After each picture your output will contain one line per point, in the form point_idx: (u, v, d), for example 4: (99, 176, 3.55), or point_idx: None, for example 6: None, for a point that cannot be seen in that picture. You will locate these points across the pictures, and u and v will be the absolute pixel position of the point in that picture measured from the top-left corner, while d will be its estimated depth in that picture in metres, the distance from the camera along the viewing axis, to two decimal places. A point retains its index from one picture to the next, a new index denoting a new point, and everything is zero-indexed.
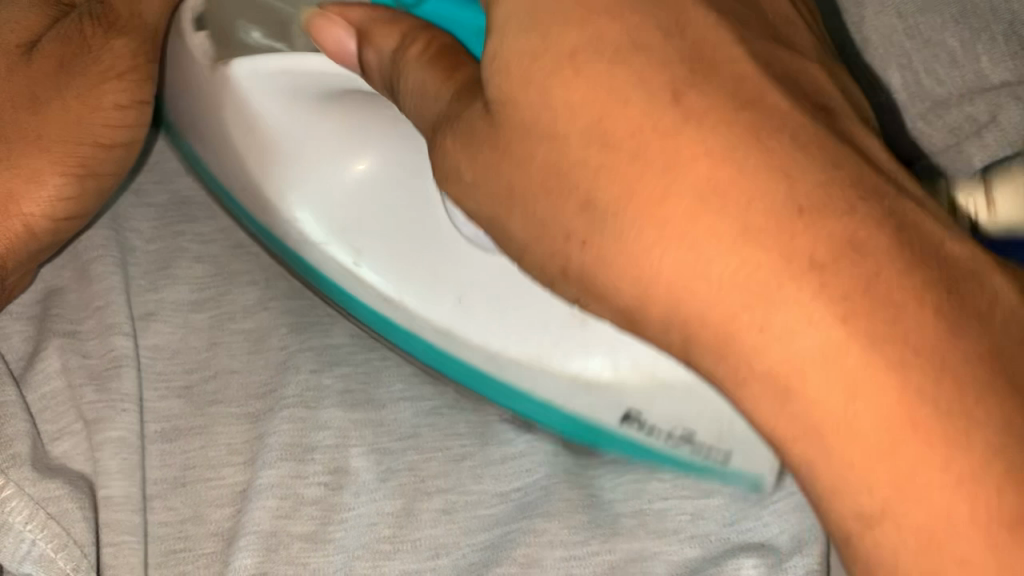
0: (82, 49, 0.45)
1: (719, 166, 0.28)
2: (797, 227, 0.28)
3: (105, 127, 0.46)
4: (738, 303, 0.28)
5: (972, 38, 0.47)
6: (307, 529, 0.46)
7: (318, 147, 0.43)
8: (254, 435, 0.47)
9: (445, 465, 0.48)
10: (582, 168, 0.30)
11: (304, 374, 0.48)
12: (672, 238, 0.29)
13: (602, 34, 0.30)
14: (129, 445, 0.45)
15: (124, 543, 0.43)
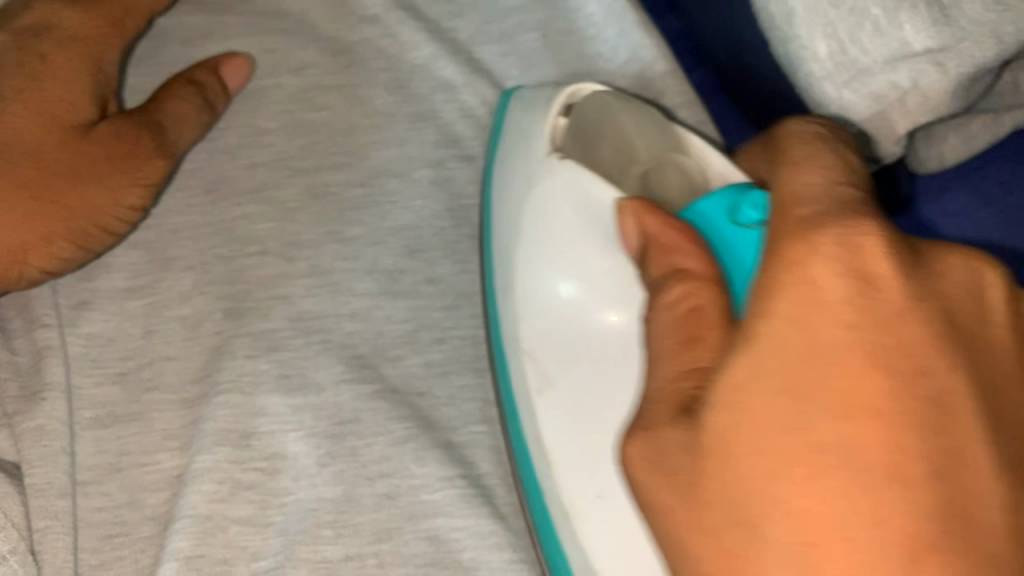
0: (132, 158, 0.48)
1: (874, 498, 0.29)
2: (919, 546, 0.28)
3: (113, 220, 0.48)
4: (844, 570, 0.29)
5: (894, 7, 0.44)
6: (246, 513, 0.46)
7: (580, 273, 0.46)
8: (190, 420, 0.47)
9: (388, 448, 0.48)
10: (718, 433, 0.32)
11: (240, 360, 0.48)
12: (766, 481, 0.30)
13: (814, 324, 0.31)
14: (49, 431, 0.46)
15: (47, 527, 0.44)
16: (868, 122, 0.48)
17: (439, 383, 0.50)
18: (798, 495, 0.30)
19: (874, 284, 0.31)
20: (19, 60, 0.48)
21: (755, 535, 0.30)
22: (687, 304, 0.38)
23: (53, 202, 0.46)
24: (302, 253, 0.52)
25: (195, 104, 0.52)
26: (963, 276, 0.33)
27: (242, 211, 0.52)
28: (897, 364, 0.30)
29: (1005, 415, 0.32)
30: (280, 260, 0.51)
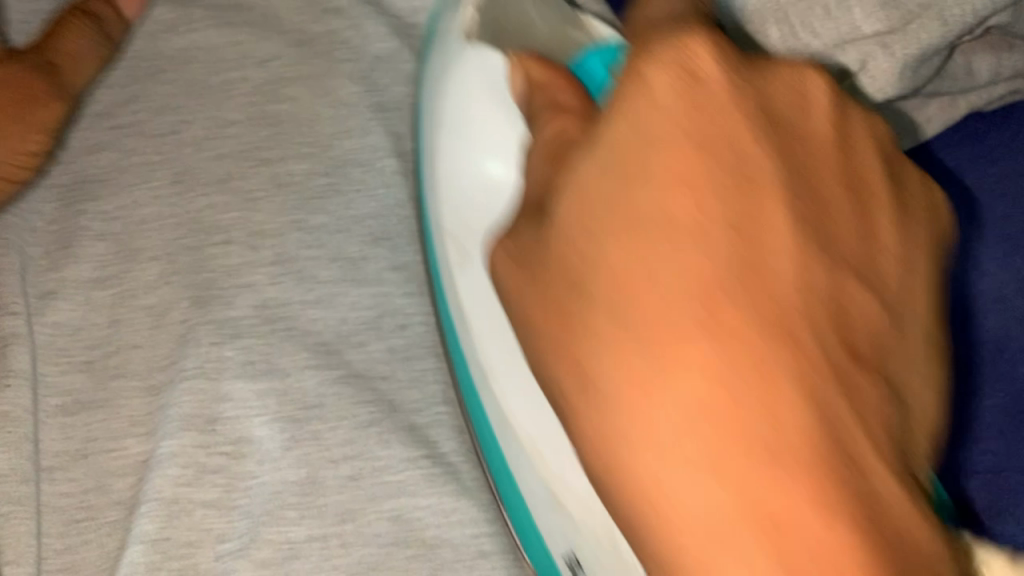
0: (30, 103, 0.50)
1: (698, 292, 0.28)
2: (721, 316, 0.28)
3: (17, 163, 0.50)
4: (680, 376, 0.28)
5: None
6: (211, 496, 0.46)
7: (488, 148, 0.47)
8: (156, 407, 0.48)
9: (352, 432, 0.49)
10: (559, 231, 0.31)
11: (204, 347, 0.49)
12: (605, 282, 0.30)
13: (643, 120, 0.30)
14: (11, 419, 0.46)
15: (10, 512, 0.45)
16: None
17: (402, 367, 0.51)
18: (623, 270, 0.29)
19: (699, 74, 0.30)
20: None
21: (592, 341, 0.30)
22: (558, 135, 0.37)
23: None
24: (266, 242, 0.52)
25: (90, 41, 0.53)
26: (789, 80, 0.31)
27: (207, 201, 0.53)
28: (718, 151, 0.29)
29: (829, 200, 0.30)
30: (245, 249, 0.52)
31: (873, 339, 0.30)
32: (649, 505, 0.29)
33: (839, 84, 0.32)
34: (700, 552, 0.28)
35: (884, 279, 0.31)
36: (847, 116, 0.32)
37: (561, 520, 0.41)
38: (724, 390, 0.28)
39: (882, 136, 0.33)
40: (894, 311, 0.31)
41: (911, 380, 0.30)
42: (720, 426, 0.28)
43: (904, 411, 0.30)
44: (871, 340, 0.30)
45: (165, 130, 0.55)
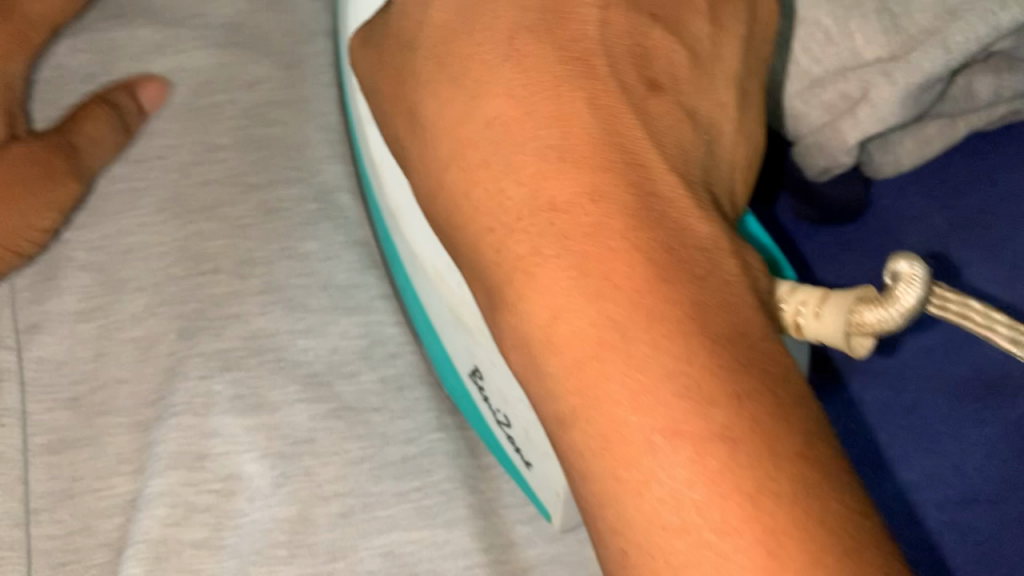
0: (44, 182, 0.49)
1: (523, 67, 0.34)
2: (544, 74, 0.34)
3: (30, 242, 0.49)
4: (520, 134, 0.34)
5: (843, 16, 0.46)
6: (200, 536, 0.45)
7: (372, 7, 0.48)
8: (143, 444, 0.47)
9: (343, 468, 0.48)
10: (421, 32, 0.37)
11: (193, 380, 0.48)
12: (456, 67, 0.35)
13: None
14: (8, 459, 0.45)
15: (6, 558, 0.43)
16: (820, 133, 0.48)
17: (394, 399, 0.51)
18: (455, 43, 0.36)
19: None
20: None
21: (446, 119, 0.35)
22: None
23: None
24: (255, 271, 0.51)
25: (113, 127, 0.52)
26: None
27: (196, 228, 0.52)
28: None
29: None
30: (233, 277, 0.51)
31: (675, 82, 0.36)
32: (494, 235, 0.34)
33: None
34: (526, 267, 0.33)
35: (689, 35, 0.36)
36: None
37: (463, 335, 0.45)
38: (552, 148, 0.33)
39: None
40: (703, 67, 0.36)
41: (717, 121, 0.36)
42: (540, 148, 0.33)
43: (706, 142, 0.36)
44: (672, 75, 0.36)
45: (151, 155, 0.54)
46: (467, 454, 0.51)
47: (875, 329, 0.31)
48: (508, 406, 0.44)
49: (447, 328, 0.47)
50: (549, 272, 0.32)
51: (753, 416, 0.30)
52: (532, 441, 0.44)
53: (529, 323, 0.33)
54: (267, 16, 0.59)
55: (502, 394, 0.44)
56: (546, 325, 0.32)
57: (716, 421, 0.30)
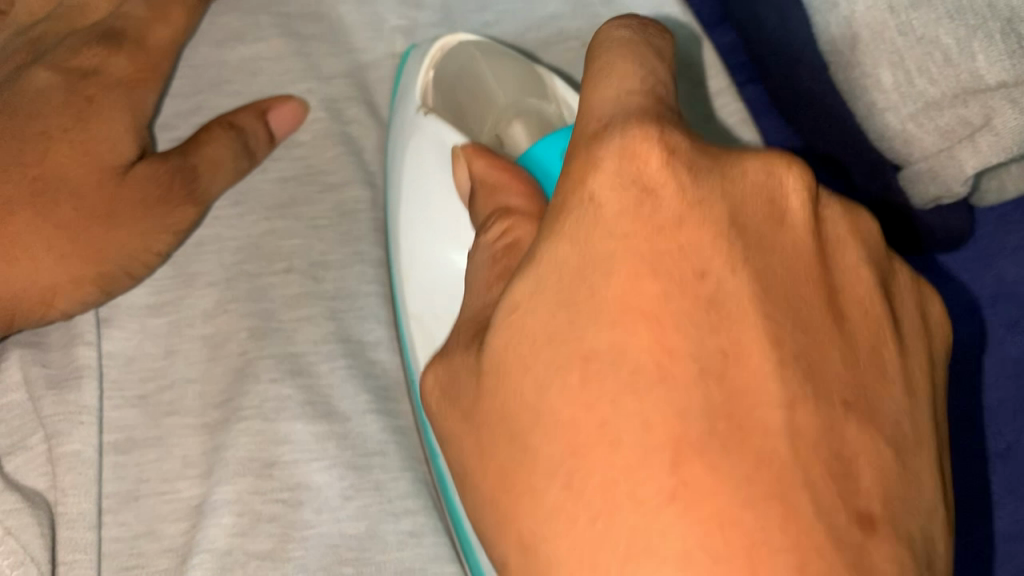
0: (164, 204, 0.47)
1: (664, 450, 0.27)
2: (691, 478, 0.27)
3: (140, 265, 0.47)
4: (666, 560, 0.26)
5: (967, 36, 0.40)
6: (265, 548, 0.44)
7: (444, 239, 0.45)
8: (211, 446, 0.45)
9: (413, 485, 0.46)
10: (513, 387, 0.30)
11: (264, 383, 0.46)
12: (568, 447, 0.28)
13: (610, 260, 0.29)
14: (84, 460, 0.44)
15: (74, 561, 0.43)
16: (933, 161, 0.44)
17: None
18: (571, 431, 0.28)
19: (650, 192, 0.30)
20: (67, 102, 0.46)
21: (540, 526, 0.28)
22: (504, 241, 0.36)
23: (76, 241, 0.44)
24: (328, 274, 0.50)
25: (234, 151, 0.49)
26: (759, 177, 0.31)
27: (269, 226, 0.50)
28: (688, 285, 0.29)
29: (821, 324, 0.29)
30: (306, 279, 0.49)
31: (883, 488, 0.28)
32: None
33: (813, 178, 0.31)
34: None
35: (884, 419, 0.29)
36: (824, 222, 0.31)
37: None
38: None
39: (874, 240, 0.32)
40: (909, 455, 0.29)
41: (930, 544, 0.29)
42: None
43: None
44: (883, 487, 0.28)
45: None
46: None
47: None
48: None
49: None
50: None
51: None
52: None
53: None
54: (348, 6, 0.55)
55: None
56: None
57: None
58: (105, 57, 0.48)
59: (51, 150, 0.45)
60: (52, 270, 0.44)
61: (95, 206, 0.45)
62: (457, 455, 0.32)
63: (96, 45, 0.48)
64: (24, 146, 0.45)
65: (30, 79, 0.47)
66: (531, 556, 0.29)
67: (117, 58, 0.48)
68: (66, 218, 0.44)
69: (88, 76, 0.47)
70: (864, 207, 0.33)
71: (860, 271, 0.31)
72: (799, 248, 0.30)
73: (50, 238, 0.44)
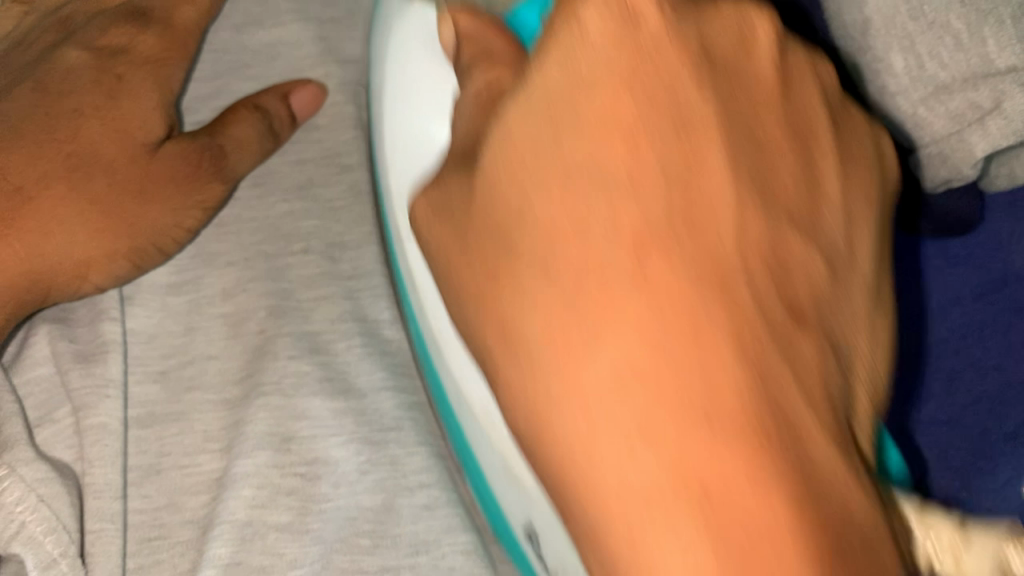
0: (194, 180, 0.48)
1: (632, 247, 0.30)
2: (650, 270, 0.29)
3: (170, 241, 0.48)
4: (632, 346, 0.29)
5: (978, 21, 0.41)
6: (284, 520, 0.45)
7: (428, 107, 0.42)
8: (231, 422, 0.46)
9: (428, 460, 0.47)
10: (496, 188, 0.32)
11: (282, 361, 0.47)
12: (545, 240, 0.31)
13: (592, 75, 0.31)
14: (111, 431, 0.45)
15: (102, 530, 0.44)
16: (943, 142, 0.44)
17: None
18: (552, 224, 0.31)
19: (634, 20, 0.31)
20: (98, 80, 0.49)
21: (517, 323, 0.31)
22: (488, 87, 0.37)
23: (109, 215, 0.46)
24: (345, 253, 0.50)
25: (259, 131, 0.50)
26: (731, 17, 0.33)
27: (287, 207, 0.51)
28: (662, 104, 0.31)
29: (777, 146, 0.32)
30: (323, 259, 0.50)
31: (810, 290, 0.31)
32: (571, 442, 0.29)
33: (780, 21, 0.33)
34: (590, 462, 0.29)
35: (823, 236, 0.32)
36: (787, 56, 0.34)
37: (520, 495, 0.37)
38: (664, 368, 0.29)
39: (828, 81, 0.35)
40: (839, 269, 0.32)
41: (850, 340, 0.32)
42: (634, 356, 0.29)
43: (840, 365, 0.31)
44: (811, 290, 0.31)
45: None
46: None
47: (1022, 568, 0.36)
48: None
49: (496, 476, 0.39)
50: (614, 477, 0.29)
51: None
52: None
53: (597, 510, 0.29)
54: None
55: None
56: (598, 515, 0.29)
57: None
58: (133, 35, 0.50)
59: (83, 125, 0.47)
60: (86, 243, 0.46)
61: (127, 181, 0.47)
62: (444, 265, 0.34)
63: (124, 26, 0.51)
64: (58, 122, 0.47)
65: (63, 59, 0.50)
66: (505, 340, 0.31)
67: (145, 37, 0.51)
68: (99, 192, 0.46)
69: (117, 55, 0.50)
70: (824, 56, 0.36)
71: (816, 104, 0.34)
72: (763, 79, 0.33)
73: (83, 212, 0.46)
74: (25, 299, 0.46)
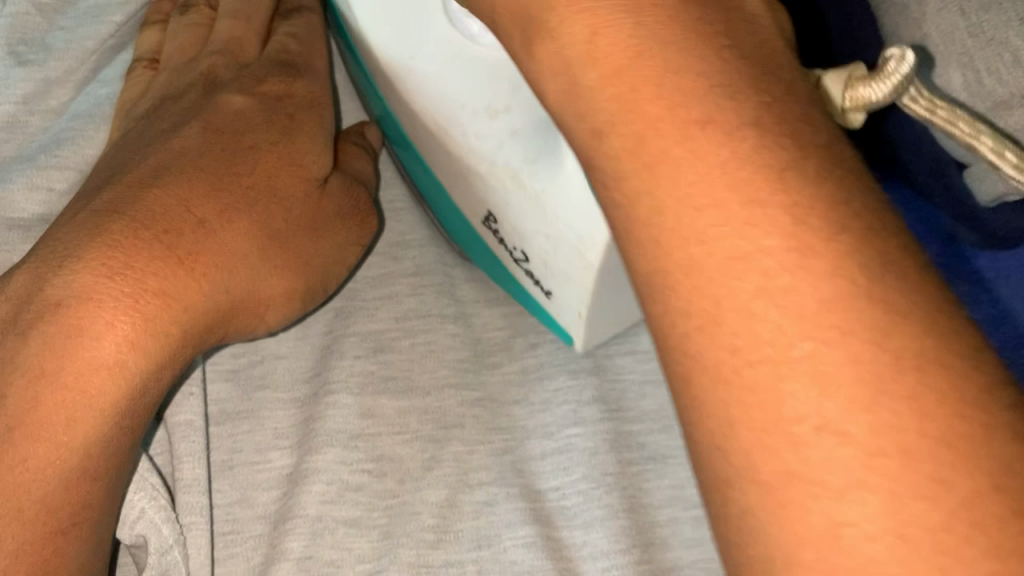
0: (353, 216, 0.50)
1: None
2: None
3: (332, 279, 0.50)
4: None
5: None
6: (352, 515, 0.46)
7: None
8: (301, 419, 0.48)
9: (488, 457, 0.48)
10: None
11: (349, 360, 0.49)
12: None
13: None
14: (195, 428, 0.47)
15: (193, 523, 0.44)
16: None
17: (535, 391, 0.51)
18: None
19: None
20: (270, 121, 0.50)
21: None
22: None
23: (284, 251, 0.48)
24: (407, 252, 0.54)
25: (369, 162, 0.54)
26: None
27: None
28: None
29: None
30: (387, 260, 0.53)
31: None
32: (737, 359, 0.28)
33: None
34: (780, 393, 0.27)
35: None
36: None
37: (480, 190, 0.47)
38: None
39: None
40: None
41: None
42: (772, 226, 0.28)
43: None
44: None
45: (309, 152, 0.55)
46: (606, 450, 0.50)
47: (867, 97, 0.33)
48: (526, 245, 0.47)
49: (454, 175, 0.48)
50: (796, 405, 0.27)
51: (999, 443, 0.25)
52: (561, 269, 0.47)
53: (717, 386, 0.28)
54: None
55: (518, 221, 0.47)
56: (791, 454, 0.27)
57: (992, 503, 0.24)
58: (290, 82, 0.52)
59: (260, 160, 0.49)
60: (271, 280, 0.47)
61: (302, 219, 0.49)
62: None
63: (279, 75, 0.53)
64: (235, 159, 0.48)
65: (228, 103, 0.51)
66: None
67: (299, 82, 0.53)
68: (275, 228, 0.48)
69: (282, 99, 0.52)
70: None
71: None
72: None
73: (264, 246, 0.47)
74: (205, 340, 0.45)
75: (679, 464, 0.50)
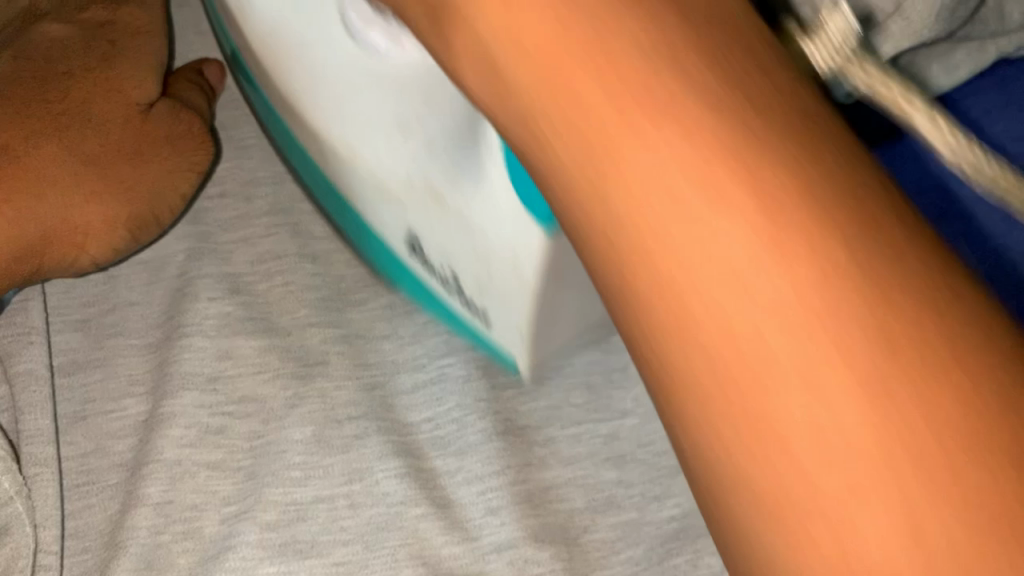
0: (182, 137, 0.48)
1: None
2: None
3: (166, 209, 0.48)
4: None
5: None
6: (213, 458, 0.45)
7: None
8: (156, 363, 0.47)
9: (356, 393, 0.47)
10: None
11: (203, 303, 0.48)
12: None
13: None
14: (38, 377, 0.46)
15: (39, 473, 0.44)
16: None
17: (404, 324, 0.49)
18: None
19: None
20: (90, 46, 0.48)
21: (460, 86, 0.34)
22: None
23: (102, 176, 0.45)
24: (259, 191, 0.52)
25: (201, 91, 0.52)
26: None
27: None
28: None
29: None
30: (239, 201, 0.52)
31: None
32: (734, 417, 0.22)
33: None
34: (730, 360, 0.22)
35: None
36: None
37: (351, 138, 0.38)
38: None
39: None
40: None
41: None
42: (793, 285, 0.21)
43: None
44: None
45: None
46: (478, 376, 0.48)
47: None
48: (452, 260, 0.37)
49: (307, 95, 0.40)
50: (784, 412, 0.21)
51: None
52: (492, 285, 0.36)
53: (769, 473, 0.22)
54: None
55: (445, 246, 0.37)
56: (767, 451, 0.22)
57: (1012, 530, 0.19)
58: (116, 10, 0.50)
59: (74, 86, 0.46)
60: (88, 210, 0.45)
61: (122, 143, 0.46)
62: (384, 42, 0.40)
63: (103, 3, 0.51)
64: (46, 83, 0.46)
65: (43, 31, 0.49)
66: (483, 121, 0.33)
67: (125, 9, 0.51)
68: (91, 152, 0.45)
69: (104, 26, 0.50)
70: None
71: None
72: None
73: (78, 173, 0.45)
74: (13, 271, 0.45)
75: (602, 422, 0.47)
